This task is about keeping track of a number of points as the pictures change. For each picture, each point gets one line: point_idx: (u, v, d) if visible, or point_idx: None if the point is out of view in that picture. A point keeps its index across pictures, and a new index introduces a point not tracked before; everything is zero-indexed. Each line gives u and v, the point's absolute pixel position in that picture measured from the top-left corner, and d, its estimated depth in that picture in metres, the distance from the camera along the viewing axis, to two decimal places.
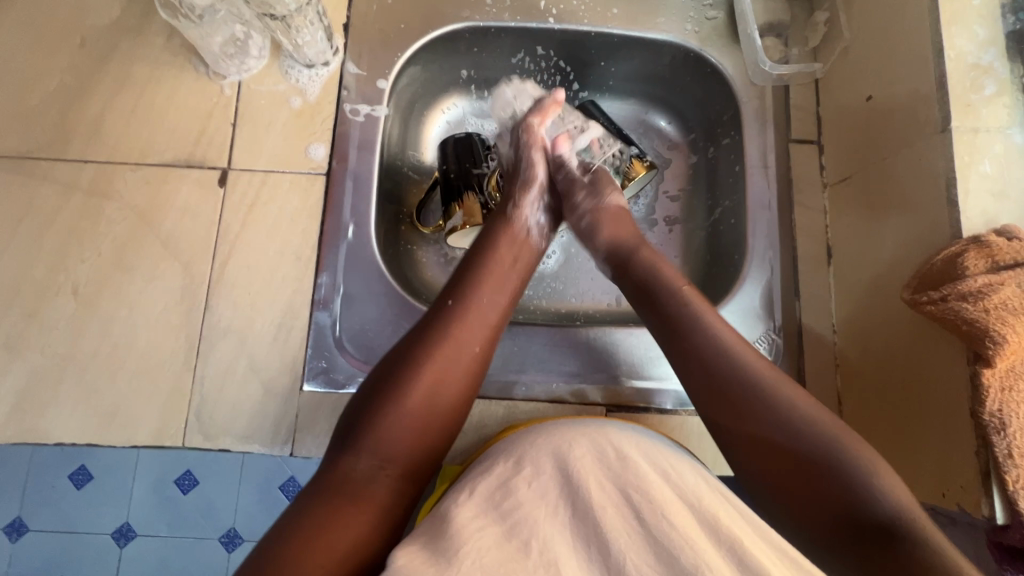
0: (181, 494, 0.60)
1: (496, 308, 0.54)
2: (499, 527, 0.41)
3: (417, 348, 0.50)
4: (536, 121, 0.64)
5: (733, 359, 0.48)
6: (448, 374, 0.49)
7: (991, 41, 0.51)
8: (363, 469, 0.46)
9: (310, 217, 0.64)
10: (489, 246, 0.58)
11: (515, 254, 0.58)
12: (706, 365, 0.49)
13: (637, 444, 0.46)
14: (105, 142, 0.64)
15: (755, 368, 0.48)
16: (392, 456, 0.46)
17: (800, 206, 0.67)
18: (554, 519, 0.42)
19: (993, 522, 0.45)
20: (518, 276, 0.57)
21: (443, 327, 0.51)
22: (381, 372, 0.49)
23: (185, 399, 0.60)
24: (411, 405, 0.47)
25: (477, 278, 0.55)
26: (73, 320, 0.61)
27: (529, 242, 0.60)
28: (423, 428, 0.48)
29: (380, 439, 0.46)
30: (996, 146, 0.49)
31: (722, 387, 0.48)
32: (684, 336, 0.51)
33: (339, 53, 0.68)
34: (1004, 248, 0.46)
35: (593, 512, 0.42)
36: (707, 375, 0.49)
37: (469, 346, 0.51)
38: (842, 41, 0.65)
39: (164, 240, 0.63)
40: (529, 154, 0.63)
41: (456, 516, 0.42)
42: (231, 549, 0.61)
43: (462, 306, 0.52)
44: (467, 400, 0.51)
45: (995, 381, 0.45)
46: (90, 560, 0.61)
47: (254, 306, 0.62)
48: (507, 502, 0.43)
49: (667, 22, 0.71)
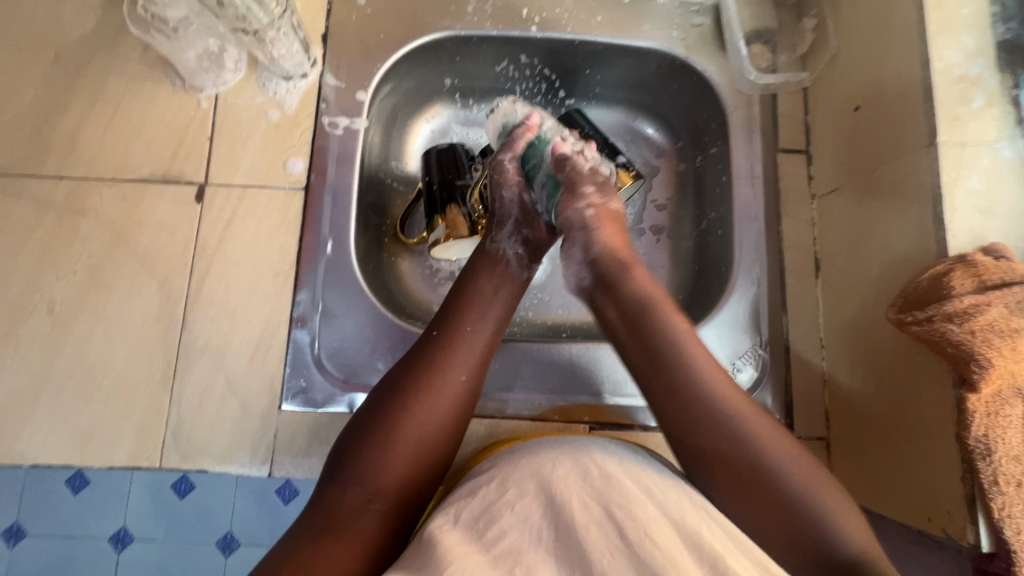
0: (175, 498, 0.79)
1: (483, 337, 0.53)
2: (484, 556, 0.39)
3: (404, 380, 0.49)
4: (506, 157, 0.62)
5: (707, 389, 0.47)
6: (436, 404, 0.48)
7: (979, 52, 0.50)
8: (352, 502, 0.45)
9: (288, 233, 0.63)
10: (474, 274, 0.57)
11: (499, 281, 0.57)
12: (688, 400, 0.47)
13: (618, 462, 0.45)
14: (80, 158, 0.63)
15: (728, 400, 0.46)
16: (380, 490, 0.46)
17: (787, 217, 0.65)
18: (536, 548, 0.40)
19: (980, 549, 0.44)
20: (504, 304, 0.56)
21: (429, 358, 0.50)
22: (371, 404, 0.49)
23: (162, 419, 0.59)
24: (398, 438, 0.47)
25: (463, 306, 0.55)
26: (49, 340, 0.60)
27: (510, 274, 0.59)
28: (410, 462, 0.47)
29: (368, 473, 0.46)
30: (984, 160, 0.48)
31: (697, 424, 0.46)
32: (660, 368, 0.48)
33: (317, 64, 0.67)
34: (991, 268, 0.45)
35: (576, 532, 0.40)
36: (680, 411, 0.46)
37: (455, 378, 0.50)
38: (830, 49, 0.64)
39: (141, 257, 0.62)
40: (502, 178, 0.62)
41: (443, 540, 0.40)
42: (227, 554, 0.81)
43: (448, 337, 0.52)
44: (456, 432, 0.50)
45: (982, 406, 0.44)
46: (87, 560, 0.79)
47: (232, 324, 0.61)
48: (490, 532, 0.41)
49: (652, 29, 0.70)
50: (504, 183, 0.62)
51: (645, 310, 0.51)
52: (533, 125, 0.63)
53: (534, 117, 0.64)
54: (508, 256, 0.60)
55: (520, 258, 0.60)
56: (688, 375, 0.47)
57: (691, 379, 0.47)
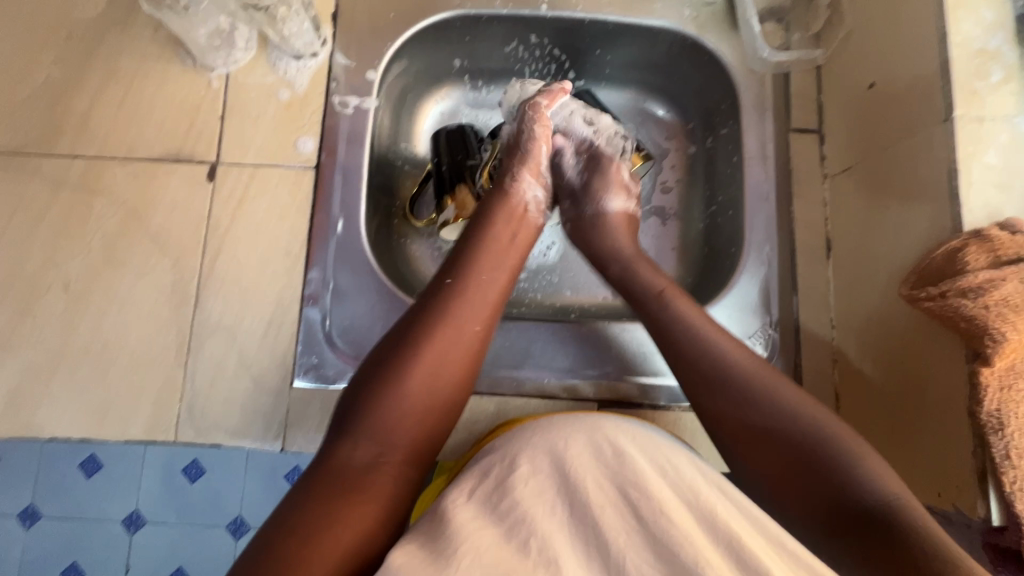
0: (188, 482, 0.62)
1: (496, 284, 0.53)
2: (498, 531, 0.39)
3: (418, 326, 0.48)
4: (541, 102, 0.62)
5: (691, 328, 0.50)
6: (451, 350, 0.48)
7: (999, 25, 0.49)
8: (363, 456, 0.44)
9: (299, 212, 0.64)
10: (484, 223, 0.57)
11: (512, 232, 0.57)
12: (657, 325, 0.52)
13: (632, 439, 0.44)
14: (93, 135, 0.64)
15: (721, 346, 0.49)
16: (394, 440, 0.45)
17: (799, 197, 0.65)
18: (551, 524, 0.40)
19: (990, 523, 0.44)
20: (518, 253, 0.56)
21: (444, 307, 0.49)
22: (381, 355, 0.48)
23: (177, 394, 0.60)
24: (412, 386, 0.46)
25: (475, 256, 0.54)
26: (65, 316, 0.61)
27: (528, 223, 0.59)
28: (424, 413, 0.46)
29: (382, 424, 0.45)
30: (1001, 134, 0.48)
31: (694, 387, 0.48)
32: (640, 307, 0.54)
33: (327, 43, 0.67)
34: (1007, 242, 0.44)
35: (590, 513, 0.40)
36: (679, 364, 0.50)
37: (471, 325, 0.49)
38: (844, 26, 0.63)
39: (154, 236, 0.63)
40: (535, 122, 0.62)
41: (455, 517, 0.40)
42: (239, 536, 0.63)
43: (460, 284, 0.51)
44: (469, 378, 0.49)
45: (995, 380, 0.44)
46: (99, 544, 0.63)
47: (244, 302, 0.62)
48: (504, 506, 0.40)
49: (663, 8, 0.69)
50: (535, 129, 0.62)
51: (643, 297, 0.55)
52: (560, 92, 0.63)
53: (564, 84, 0.64)
54: (530, 202, 0.60)
55: (537, 205, 0.61)
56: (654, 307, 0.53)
57: (658, 310, 0.53)
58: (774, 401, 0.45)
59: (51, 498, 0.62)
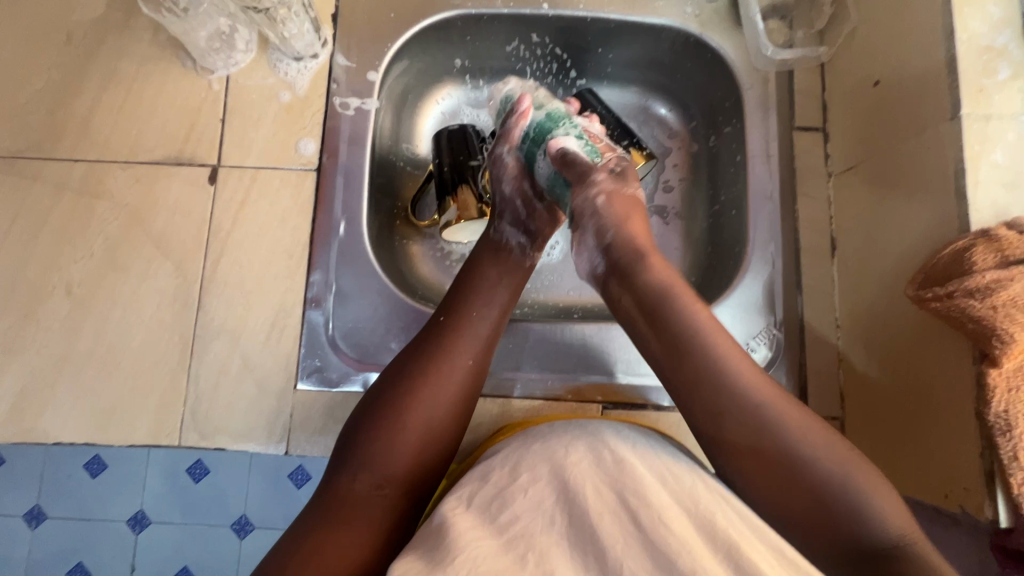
0: (193, 482, 0.65)
1: (490, 320, 0.52)
2: (496, 540, 0.39)
3: (413, 364, 0.48)
4: (503, 150, 0.61)
5: (700, 337, 0.45)
6: (445, 387, 0.47)
7: (1006, 22, 0.49)
8: (360, 490, 0.44)
9: (301, 215, 0.64)
10: (478, 261, 0.56)
11: (503, 269, 0.56)
12: (665, 340, 0.47)
13: (632, 448, 0.44)
14: (95, 139, 0.64)
15: (731, 361, 0.45)
16: (390, 475, 0.45)
17: (803, 196, 0.64)
18: (551, 533, 0.39)
19: (998, 525, 0.44)
20: (511, 288, 0.56)
21: (440, 343, 0.49)
22: (379, 391, 0.48)
23: (180, 397, 0.60)
24: (406, 423, 0.46)
25: (468, 291, 0.53)
26: (68, 320, 0.61)
27: (513, 262, 0.57)
28: (419, 450, 0.46)
29: (378, 458, 0.45)
30: (1009, 133, 0.47)
31: (715, 406, 0.44)
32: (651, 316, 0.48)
33: (328, 44, 0.67)
34: (1015, 242, 0.43)
35: (589, 522, 0.39)
36: (693, 387, 0.45)
37: (462, 363, 0.49)
38: (849, 23, 0.62)
39: (156, 239, 0.63)
40: (500, 173, 0.60)
41: (456, 526, 0.39)
42: (243, 535, 0.67)
43: (455, 321, 0.51)
44: (463, 414, 0.49)
45: (1003, 382, 0.43)
46: (108, 544, 0.66)
47: (247, 306, 0.62)
48: (502, 515, 0.40)
49: (666, 6, 0.68)
50: (501, 178, 0.60)
51: (668, 298, 0.48)
52: (526, 110, 0.60)
53: (526, 100, 0.61)
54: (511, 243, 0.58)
55: (523, 247, 0.59)
56: (665, 317, 0.47)
57: (668, 322, 0.47)
58: (775, 417, 0.43)
59: (54, 501, 0.65)
